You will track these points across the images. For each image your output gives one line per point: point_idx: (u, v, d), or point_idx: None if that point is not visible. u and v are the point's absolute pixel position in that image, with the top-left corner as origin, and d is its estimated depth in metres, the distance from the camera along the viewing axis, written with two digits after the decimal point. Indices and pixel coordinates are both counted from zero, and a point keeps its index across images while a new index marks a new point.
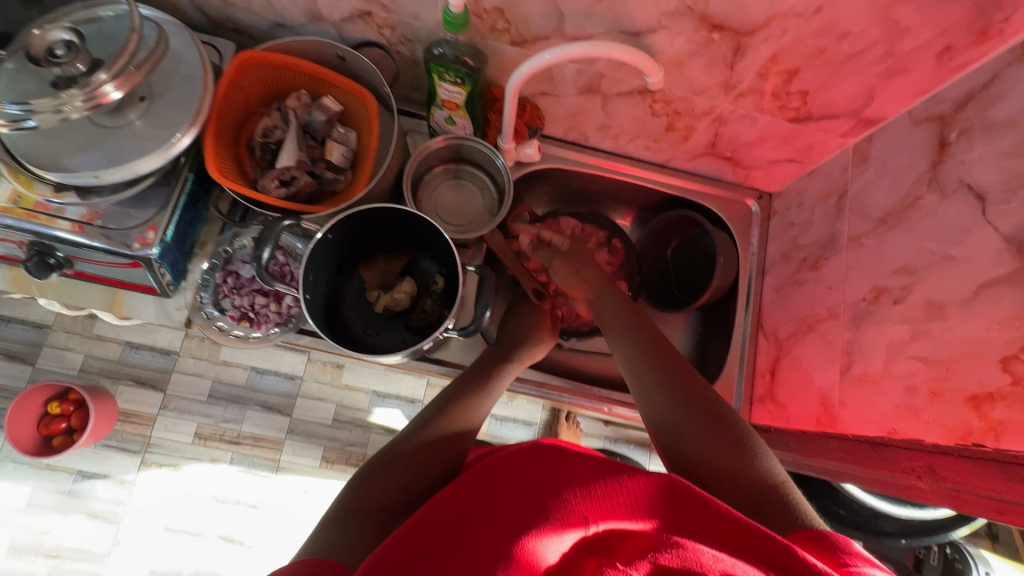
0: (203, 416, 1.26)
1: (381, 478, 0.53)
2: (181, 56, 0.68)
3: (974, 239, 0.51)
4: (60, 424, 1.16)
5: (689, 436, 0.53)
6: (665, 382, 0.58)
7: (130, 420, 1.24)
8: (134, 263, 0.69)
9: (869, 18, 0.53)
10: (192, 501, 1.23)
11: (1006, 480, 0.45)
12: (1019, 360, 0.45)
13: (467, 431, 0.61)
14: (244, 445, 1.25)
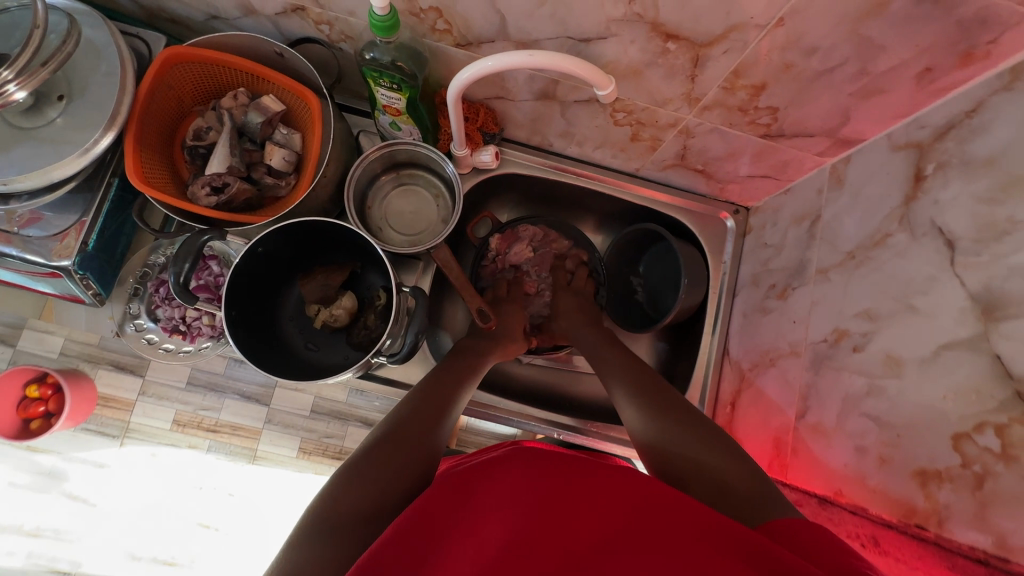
0: (181, 403, 1.02)
1: (363, 476, 0.49)
2: (100, 51, 0.63)
3: (938, 291, 0.46)
4: (38, 410, 0.97)
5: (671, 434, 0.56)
6: (645, 402, 0.61)
7: (108, 404, 1.01)
8: (54, 273, 0.65)
9: (838, 33, 0.47)
10: (174, 483, 1.03)
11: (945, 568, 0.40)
12: (971, 440, 0.40)
13: (449, 423, 0.60)
14: (222, 433, 1.03)
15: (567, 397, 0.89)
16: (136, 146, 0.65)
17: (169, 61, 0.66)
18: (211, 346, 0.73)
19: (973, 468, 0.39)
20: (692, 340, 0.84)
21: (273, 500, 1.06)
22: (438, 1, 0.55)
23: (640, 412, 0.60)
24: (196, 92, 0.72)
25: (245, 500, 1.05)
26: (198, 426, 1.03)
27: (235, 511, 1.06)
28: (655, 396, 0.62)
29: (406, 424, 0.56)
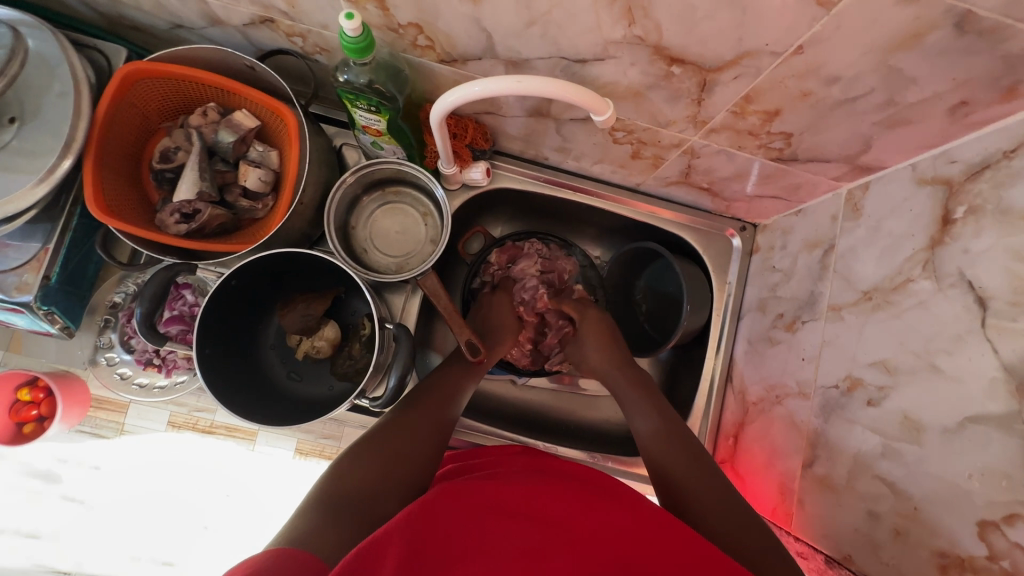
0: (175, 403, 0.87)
1: (367, 467, 0.51)
2: (52, 69, 0.57)
3: (966, 353, 0.42)
4: (31, 414, 0.75)
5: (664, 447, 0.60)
6: (659, 408, 0.65)
7: (104, 405, 0.86)
8: (15, 308, 0.61)
9: (865, 62, 0.41)
10: (161, 483, 0.88)
11: None
12: (999, 531, 0.37)
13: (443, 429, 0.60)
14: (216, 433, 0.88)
15: (563, 421, 0.86)
16: (97, 173, 0.60)
17: (129, 79, 0.61)
18: (188, 379, 0.70)
19: (1001, 562, 0.37)
20: (693, 364, 0.80)
21: (271, 488, 0.90)
22: (419, 18, 0.50)
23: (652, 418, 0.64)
24: (163, 108, 0.67)
25: (240, 488, 0.90)
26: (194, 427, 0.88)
27: (230, 499, 0.90)
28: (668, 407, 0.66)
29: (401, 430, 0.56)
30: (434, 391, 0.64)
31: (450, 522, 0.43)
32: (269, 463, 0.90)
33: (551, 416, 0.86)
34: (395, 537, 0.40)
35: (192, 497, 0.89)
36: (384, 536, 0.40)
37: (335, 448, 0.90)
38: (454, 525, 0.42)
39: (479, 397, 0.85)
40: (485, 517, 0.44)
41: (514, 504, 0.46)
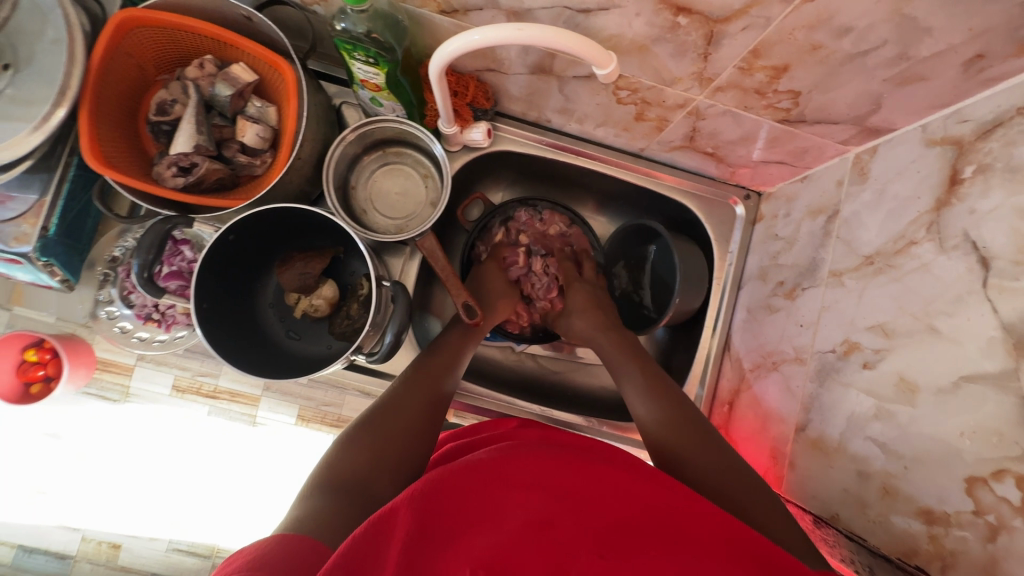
0: (180, 368, 0.89)
1: (361, 447, 0.52)
2: (45, 14, 0.56)
3: (965, 314, 0.41)
4: (38, 373, 0.78)
5: (665, 425, 0.58)
6: (653, 384, 0.63)
7: (108, 367, 0.88)
8: (14, 260, 0.61)
9: (877, 11, 0.40)
10: (166, 449, 0.91)
11: None
12: (987, 487, 0.37)
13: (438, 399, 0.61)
14: (221, 399, 0.91)
15: (560, 387, 0.86)
16: (94, 123, 0.60)
17: (123, 27, 0.59)
18: (188, 334, 0.71)
19: (987, 517, 0.37)
20: (692, 333, 0.80)
21: (283, 452, 0.93)
22: None
23: (648, 400, 0.61)
24: (159, 59, 0.66)
25: (253, 447, 0.92)
26: (198, 392, 0.90)
27: (242, 462, 0.92)
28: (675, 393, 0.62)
29: (397, 406, 0.57)
30: (422, 372, 0.63)
31: (463, 495, 0.42)
32: (274, 442, 0.92)
33: (547, 383, 0.86)
34: (403, 512, 0.40)
35: (203, 460, 0.92)
36: (393, 510, 0.41)
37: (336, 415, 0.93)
38: (467, 494, 0.42)
39: (478, 362, 0.85)
40: (501, 488, 0.43)
41: (531, 472, 0.44)
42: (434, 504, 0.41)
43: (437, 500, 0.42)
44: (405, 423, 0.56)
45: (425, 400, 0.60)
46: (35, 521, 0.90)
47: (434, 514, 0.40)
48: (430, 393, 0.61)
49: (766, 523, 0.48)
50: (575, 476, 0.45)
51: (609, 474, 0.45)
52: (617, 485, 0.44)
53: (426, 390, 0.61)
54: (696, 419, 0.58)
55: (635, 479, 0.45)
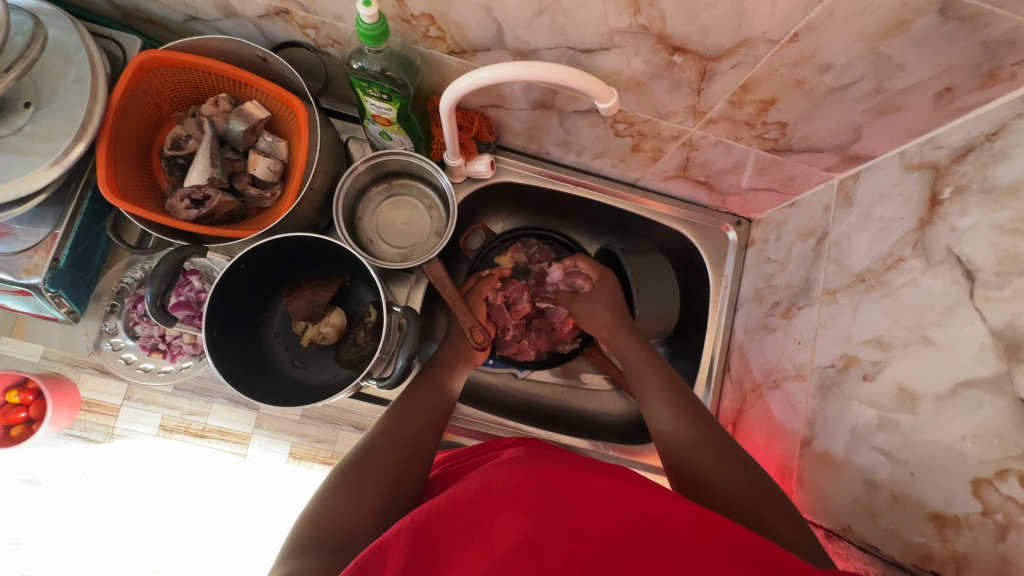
0: (168, 408, 0.86)
1: (344, 493, 0.52)
2: (69, 56, 0.59)
3: (956, 324, 0.43)
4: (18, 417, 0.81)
5: (695, 452, 0.56)
6: (675, 398, 0.62)
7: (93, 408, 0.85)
8: (24, 291, 0.61)
9: (855, 50, 0.44)
10: (152, 496, 0.90)
11: None
12: (992, 486, 0.38)
13: (428, 434, 0.61)
14: (209, 438, 0.86)
15: (564, 413, 0.87)
16: (110, 158, 0.61)
17: (144, 67, 0.62)
18: (194, 364, 0.69)
19: (995, 517, 0.37)
20: (692, 354, 0.82)
21: (272, 499, 0.91)
22: (430, 8, 0.52)
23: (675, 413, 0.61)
24: (175, 98, 0.68)
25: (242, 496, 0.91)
26: (186, 431, 0.86)
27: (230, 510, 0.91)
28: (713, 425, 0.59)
29: (381, 442, 0.58)
30: (415, 397, 0.65)
31: (453, 522, 0.43)
32: (260, 484, 0.89)
33: (552, 408, 0.87)
34: (394, 545, 0.41)
35: (189, 512, 0.91)
36: (385, 544, 0.42)
37: (330, 451, 0.88)
38: (449, 524, 0.43)
39: (482, 389, 0.86)
40: (485, 511, 0.43)
41: (517, 488, 0.45)
42: (424, 531, 0.42)
43: (429, 530, 0.43)
44: (393, 465, 0.55)
45: (411, 436, 0.59)
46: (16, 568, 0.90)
47: (421, 554, 0.41)
48: (414, 430, 0.60)
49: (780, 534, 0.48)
50: (562, 491, 0.45)
51: (594, 494, 0.45)
52: (603, 503, 0.44)
53: (415, 422, 0.61)
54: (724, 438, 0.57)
55: (622, 497, 0.45)
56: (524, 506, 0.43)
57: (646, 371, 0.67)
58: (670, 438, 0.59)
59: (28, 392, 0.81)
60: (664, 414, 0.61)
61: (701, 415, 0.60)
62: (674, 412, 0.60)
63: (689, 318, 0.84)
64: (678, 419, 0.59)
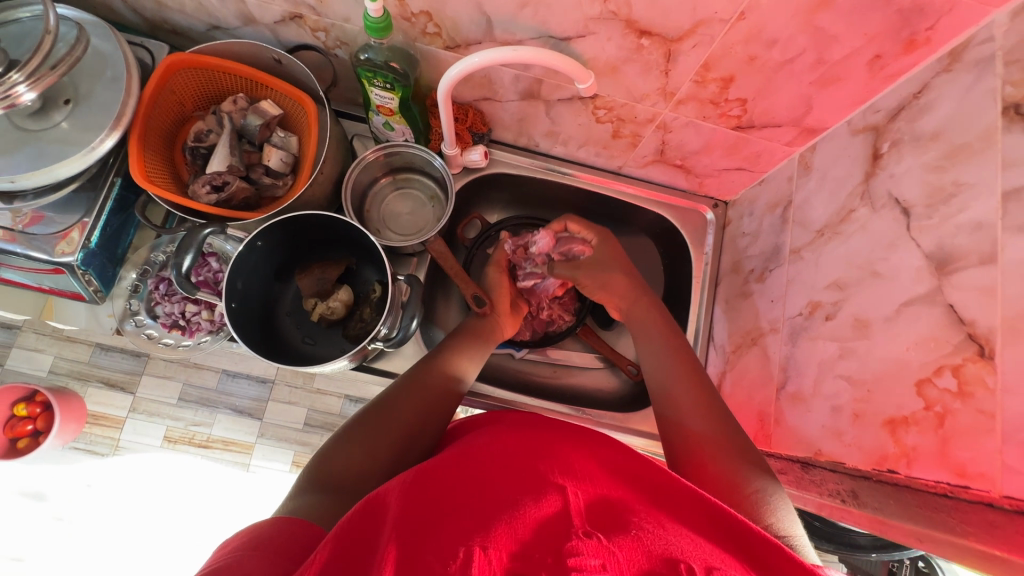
0: (171, 420, 1.26)
1: (351, 450, 0.54)
2: (106, 58, 0.67)
3: (898, 255, 0.49)
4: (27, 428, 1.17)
5: (675, 386, 0.62)
6: (672, 342, 0.69)
7: (99, 422, 1.24)
8: (57, 269, 0.67)
9: (794, 24, 0.51)
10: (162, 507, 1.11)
11: (917, 508, 0.42)
12: (932, 383, 0.42)
13: (436, 411, 0.61)
14: (211, 449, 1.27)
15: (559, 390, 0.91)
16: (140, 146, 0.68)
17: (172, 67, 0.69)
18: (210, 339, 0.74)
19: (935, 409, 0.42)
20: (679, 327, 0.87)
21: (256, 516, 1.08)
22: (428, 5, 0.59)
23: (658, 358, 0.67)
24: (197, 97, 0.75)
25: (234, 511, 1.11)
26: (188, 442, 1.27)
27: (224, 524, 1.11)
28: (711, 387, 0.62)
29: (388, 410, 0.59)
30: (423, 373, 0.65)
31: (456, 481, 0.42)
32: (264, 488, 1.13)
33: (548, 385, 0.92)
34: (394, 495, 0.40)
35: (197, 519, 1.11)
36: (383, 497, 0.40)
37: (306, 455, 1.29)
38: (449, 479, 0.43)
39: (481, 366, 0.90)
40: (486, 474, 0.44)
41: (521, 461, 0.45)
42: (425, 486, 0.41)
43: (431, 484, 0.41)
44: (399, 430, 0.58)
45: (418, 409, 0.60)
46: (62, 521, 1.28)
47: (422, 501, 0.39)
48: (422, 402, 0.61)
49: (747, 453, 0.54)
50: (565, 465, 0.45)
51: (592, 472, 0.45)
52: (601, 481, 0.44)
53: (423, 395, 0.62)
54: (699, 375, 0.63)
55: (619, 479, 0.46)
56: (524, 471, 0.43)
57: (647, 329, 0.72)
58: (675, 399, 0.61)
59: (34, 407, 1.17)
60: (667, 377, 0.64)
61: (702, 377, 0.63)
62: (680, 375, 0.63)
63: (674, 295, 0.90)
64: (664, 361, 0.66)
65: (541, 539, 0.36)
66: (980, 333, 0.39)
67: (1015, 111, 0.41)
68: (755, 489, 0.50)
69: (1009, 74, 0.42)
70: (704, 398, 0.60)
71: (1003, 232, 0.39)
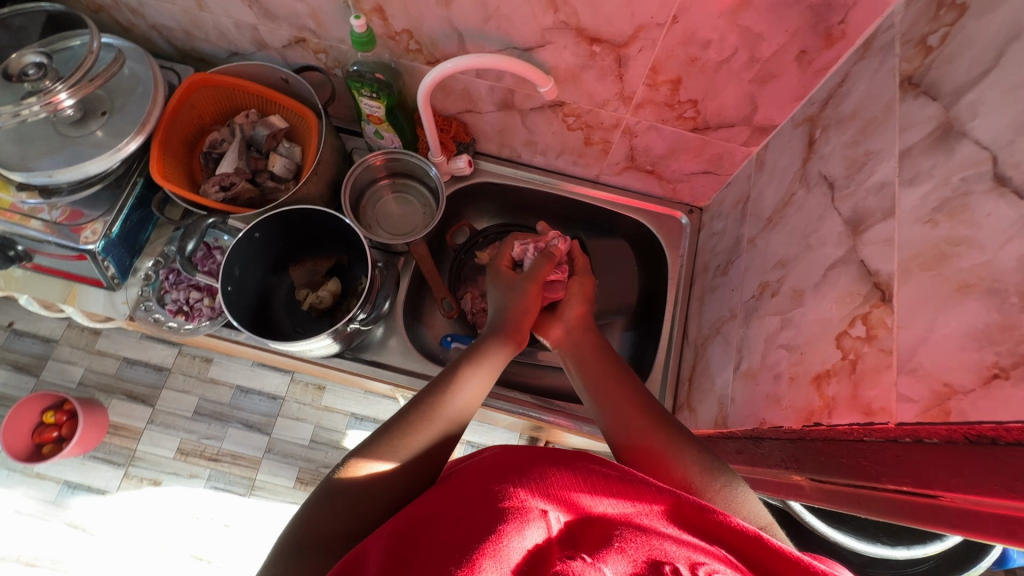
0: (186, 432, 1.41)
1: (332, 506, 0.47)
2: (139, 78, 0.78)
3: (825, 226, 0.52)
4: (52, 435, 1.31)
5: (589, 362, 0.68)
6: (586, 320, 0.74)
7: (119, 433, 1.40)
8: (81, 255, 0.76)
9: (722, 25, 0.57)
10: (171, 518, 1.35)
11: (845, 458, 0.42)
12: (848, 334, 0.44)
13: (428, 438, 0.53)
14: (221, 462, 1.39)
15: (540, 389, 0.93)
16: (160, 149, 0.78)
17: (194, 85, 0.80)
18: (209, 324, 0.80)
19: (849, 356, 0.44)
20: (655, 327, 0.89)
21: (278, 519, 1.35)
22: (408, 24, 0.68)
23: (581, 343, 0.72)
24: (217, 112, 0.86)
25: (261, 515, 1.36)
26: (201, 454, 1.39)
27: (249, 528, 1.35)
28: (635, 379, 0.65)
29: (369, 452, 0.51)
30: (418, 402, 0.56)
31: (432, 519, 0.39)
32: (268, 497, 1.37)
33: (530, 384, 0.94)
34: (371, 551, 0.37)
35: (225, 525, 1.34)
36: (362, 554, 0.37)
37: (306, 471, 1.40)
38: (420, 520, 0.39)
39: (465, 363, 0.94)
40: (456, 500, 0.40)
41: (496, 479, 0.42)
42: (404, 535, 0.38)
43: (410, 531, 0.38)
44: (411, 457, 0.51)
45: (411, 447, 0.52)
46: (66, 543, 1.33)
47: (402, 550, 0.36)
48: (415, 431, 0.53)
49: (652, 412, 0.59)
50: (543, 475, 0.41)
51: (560, 477, 0.41)
52: (573, 485, 0.40)
53: (410, 424, 0.54)
54: (611, 355, 0.69)
55: (594, 475, 0.42)
56: (495, 486, 0.40)
57: (583, 321, 0.74)
58: (612, 415, 0.61)
59: (63, 414, 1.33)
60: (615, 412, 0.61)
61: (641, 397, 0.61)
62: (612, 386, 0.64)
63: (652, 297, 0.93)
64: (585, 342, 0.71)
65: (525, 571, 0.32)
66: (882, 281, 0.42)
67: (908, 82, 0.45)
68: (723, 483, 0.51)
69: (905, 52, 0.46)
70: (612, 369, 0.66)
71: (900, 187, 0.42)
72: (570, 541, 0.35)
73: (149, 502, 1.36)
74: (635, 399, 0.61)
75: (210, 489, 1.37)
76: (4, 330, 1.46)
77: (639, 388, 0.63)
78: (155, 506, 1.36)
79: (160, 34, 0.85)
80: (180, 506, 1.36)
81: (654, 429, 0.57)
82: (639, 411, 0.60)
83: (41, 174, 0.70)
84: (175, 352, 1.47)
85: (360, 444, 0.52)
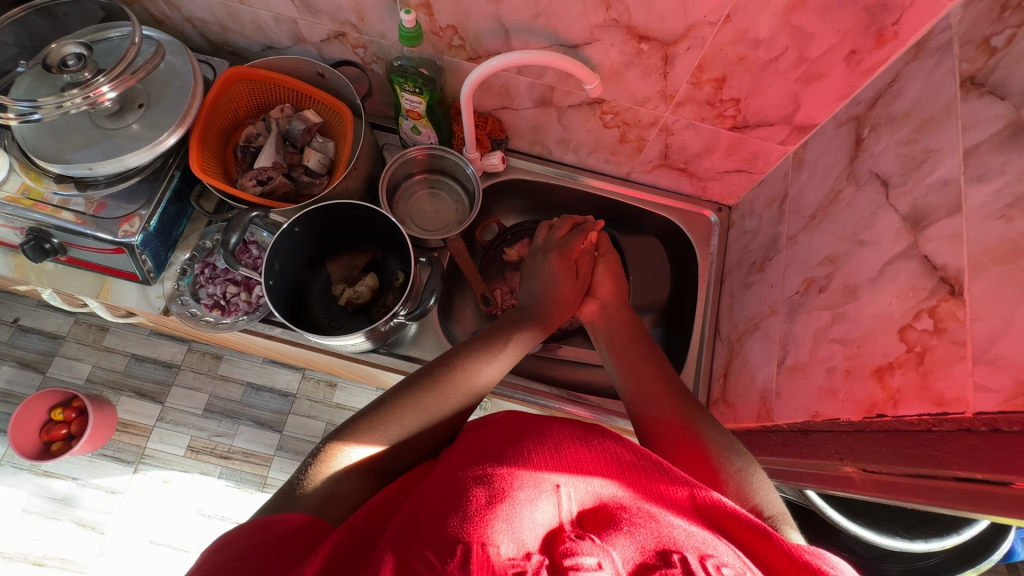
0: (196, 430, 1.40)
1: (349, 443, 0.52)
2: (176, 70, 0.77)
3: (880, 222, 0.53)
4: (60, 432, 1.29)
5: (616, 337, 0.71)
6: (618, 301, 0.75)
7: (128, 431, 1.39)
8: (118, 249, 0.75)
9: (774, 25, 0.59)
10: (182, 516, 1.33)
11: (919, 449, 0.43)
12: (913, 328, 0.45)
13: (445, 409, 0.57)
14: (232, 460, 1.38)
15: (568, 384, 0.94)
16: (199, 141, 0.77)
17: (231, 78, 0.80)
18: (245, 318, 0.80)
19: (916, 349, 0.45)
20: (685, 324, 0.90)
21: None
22: (455, 20, 0.69)
23: (601, 325, 0.74)
24: (251, 106, 0.86)
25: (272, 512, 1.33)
26: (212, 451, 1.38)
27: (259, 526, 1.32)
28: (666, 361, 0.67)
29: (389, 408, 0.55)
30: (437, 370, 0.59)
31: (447, 484, 0.41)
32: None
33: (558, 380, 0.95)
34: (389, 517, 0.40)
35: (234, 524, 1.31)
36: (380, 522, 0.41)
37: None
38: (438, 485, 0.42)
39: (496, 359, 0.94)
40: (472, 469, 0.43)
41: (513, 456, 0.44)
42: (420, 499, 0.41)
43: (426, 496, 0.41)
44: (431, 421, 0.56)
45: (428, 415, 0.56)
46: (72, 542, 1.30)
47: (418, 513, 0.39)
48: (432, 401, 0.57)
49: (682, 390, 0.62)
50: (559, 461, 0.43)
51: (580, 464, 0.44)
52: (590, 474, 0.43)
53: (429, 394, 0.57)
54: (640, 335, 0.70)
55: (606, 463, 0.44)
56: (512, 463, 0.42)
57: (609, 304, 0.75)
58: (634, 385, 0.64)
59: (71, 412, 1.30)
60: (639, 385, 0.63)
61: (666, 373, 0.64)
62: (640, 363, 0.66)
63: (680, 293, 0.93)
64: (601, 325, 0.74)
65: (537, 543, 0.35)
66: (950, 275, 0.43)
67: (971, 82, 0.46)
68: (736, 468, 0.51)
69: (966, 52, 0.47)
70: (633, 346, 0.69)
71: (966, 183, 0.43)
72: (580, 523, 0.38)
73: (159, 499, 1.34)
74: (655, 373, 0.64)
75: (221, 486, 1.36)
76: (10, 326, 1.44)
77: (663, 362, 0.66)
78: (165, 503, 1.34)
79: (194, 26, 0.84)
80: (192, 504, 1.34)
81: (675, 401, 0.60)
82: (656, 381, 0.63)
83: (80, 167, 0.69)
84: (184, 350, 1.46)
85: (381, 396, 0.57)
